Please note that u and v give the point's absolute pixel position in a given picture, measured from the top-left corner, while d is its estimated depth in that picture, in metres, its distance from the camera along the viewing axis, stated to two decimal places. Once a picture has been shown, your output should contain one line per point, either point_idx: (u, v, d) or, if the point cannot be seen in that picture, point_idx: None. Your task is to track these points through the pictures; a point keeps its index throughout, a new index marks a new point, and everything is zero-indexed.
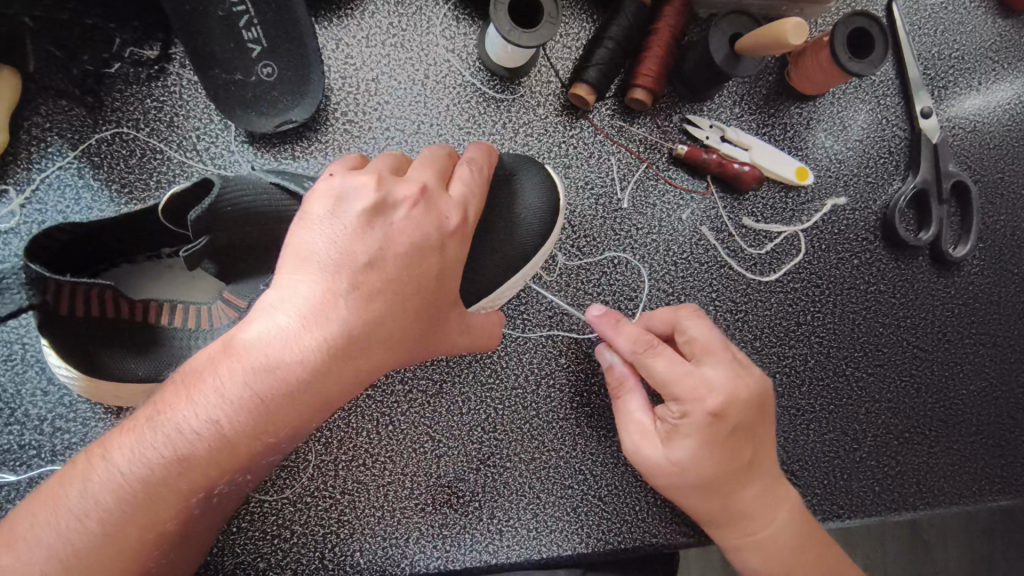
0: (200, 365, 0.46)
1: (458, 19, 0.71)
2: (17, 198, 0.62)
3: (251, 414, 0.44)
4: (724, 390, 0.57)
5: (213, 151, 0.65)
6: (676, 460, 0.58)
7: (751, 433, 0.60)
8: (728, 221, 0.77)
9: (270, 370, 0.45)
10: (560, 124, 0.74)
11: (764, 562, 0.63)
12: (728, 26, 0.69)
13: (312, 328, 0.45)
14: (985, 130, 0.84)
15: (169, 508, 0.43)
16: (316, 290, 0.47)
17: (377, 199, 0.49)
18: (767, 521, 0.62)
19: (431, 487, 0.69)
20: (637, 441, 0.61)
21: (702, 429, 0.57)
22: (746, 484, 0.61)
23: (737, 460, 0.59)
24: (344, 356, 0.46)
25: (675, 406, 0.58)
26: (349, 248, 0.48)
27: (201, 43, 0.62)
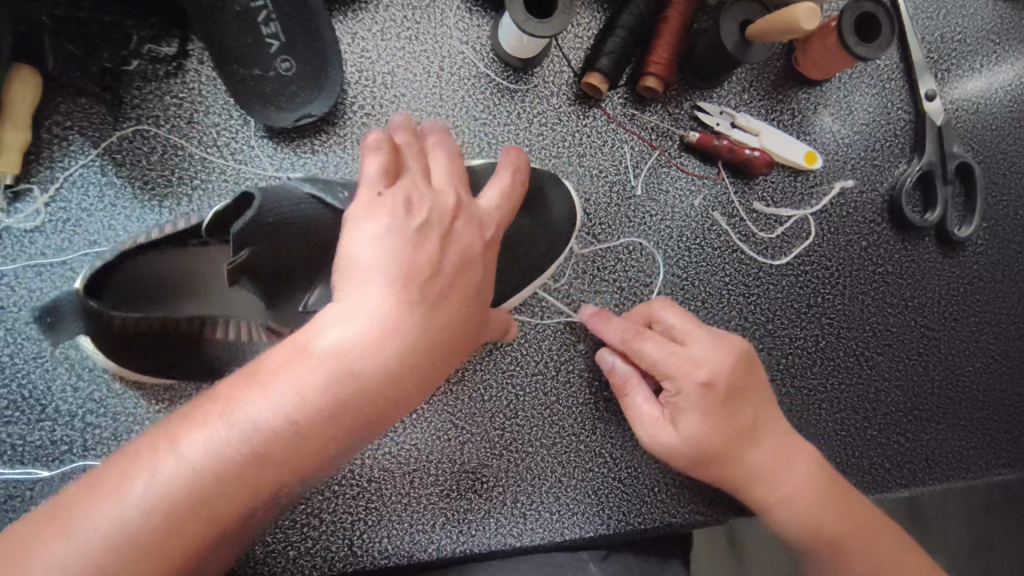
0: (271, 363, 0.44)
1: (471, 12, 0.72)
2: (41, 196, 0.62)
3: (326, 416, 0.43)
4: (708, 364, 0.62)
5: (233, 146, 0.66)
6: (685, 436, 0.62)
7: (744, 399, 0.63)
8: (739, 206, 0.78)
9: (348, 371, 0.44)
10: (573, 113, 0.75)
11: (784, 522, 0.63)
12: (738, 13, 0.70)
13: (387, 338, 0.45)
14: (988, 112, 0.86)
15: (236, 505, 0.41)
16: (385, 302, 0.46)
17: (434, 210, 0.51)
18: (780, 482, 0.63)
19: (456, 473, 0.71)
20: (652, 428, 0.64)
21: (699, 400, 0.61)
22: (752, 449, 0.63)
23: (735, 421, 0.62)
24: (411, 360, 0.46)
25: (670, 385, 0.62)
26: (413, 257, 0.48)
27: (220, 39, 0.62)
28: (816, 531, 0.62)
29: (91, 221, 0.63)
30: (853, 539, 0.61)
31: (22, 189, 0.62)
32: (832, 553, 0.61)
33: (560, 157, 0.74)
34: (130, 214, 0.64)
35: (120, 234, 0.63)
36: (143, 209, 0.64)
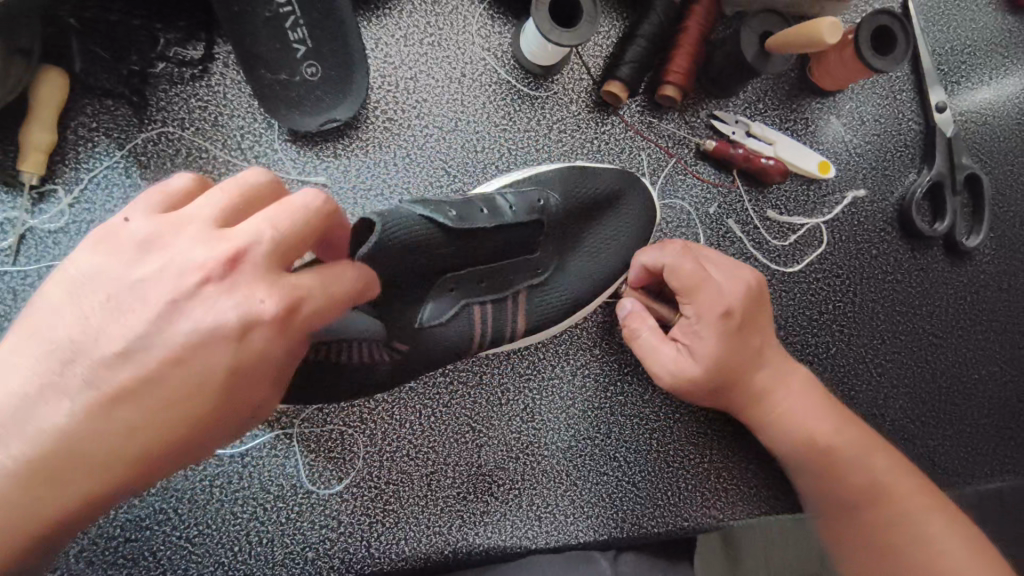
0: (62, 374, 0.35)
1: (493, 18, 0.73)
2: (65, 198, 0.62)
3: (99, 442, 0.35)
4: (728, 292, 0.65)
5: (257, 150, 0.66)
6: (703, 361, 0.64)
7: (757, 322, 0.67)
8: (753, 214, 0.79)
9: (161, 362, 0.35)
10: (592, 120, 0.75)
11: (787, 437, 0.66)
12: (758, 24, 0.71)
13: (182, 354, 0.35)
14: (995, 123, 0.87)
15: (74, 491, 0.36)
16: (186, 315, 0.35)
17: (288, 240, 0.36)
18: (780, 391, 0.67)
19: (473, 476, 0.71)
20: (673, 358, 0.66)
21: (718, 322, 0.64)
22: (759, 364, 0.67)
23: (743, 348, 0.65)
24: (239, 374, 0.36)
25: (693, 308, 0.65)
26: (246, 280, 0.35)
27: (248, 44, 0.62)
28: (814, 443, 0.65)
29: None
30: (848, 451, 0.64)
31: (47, 190, 0.62)
32: (831, 464, 0.64)
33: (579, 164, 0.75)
34: None
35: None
36: None
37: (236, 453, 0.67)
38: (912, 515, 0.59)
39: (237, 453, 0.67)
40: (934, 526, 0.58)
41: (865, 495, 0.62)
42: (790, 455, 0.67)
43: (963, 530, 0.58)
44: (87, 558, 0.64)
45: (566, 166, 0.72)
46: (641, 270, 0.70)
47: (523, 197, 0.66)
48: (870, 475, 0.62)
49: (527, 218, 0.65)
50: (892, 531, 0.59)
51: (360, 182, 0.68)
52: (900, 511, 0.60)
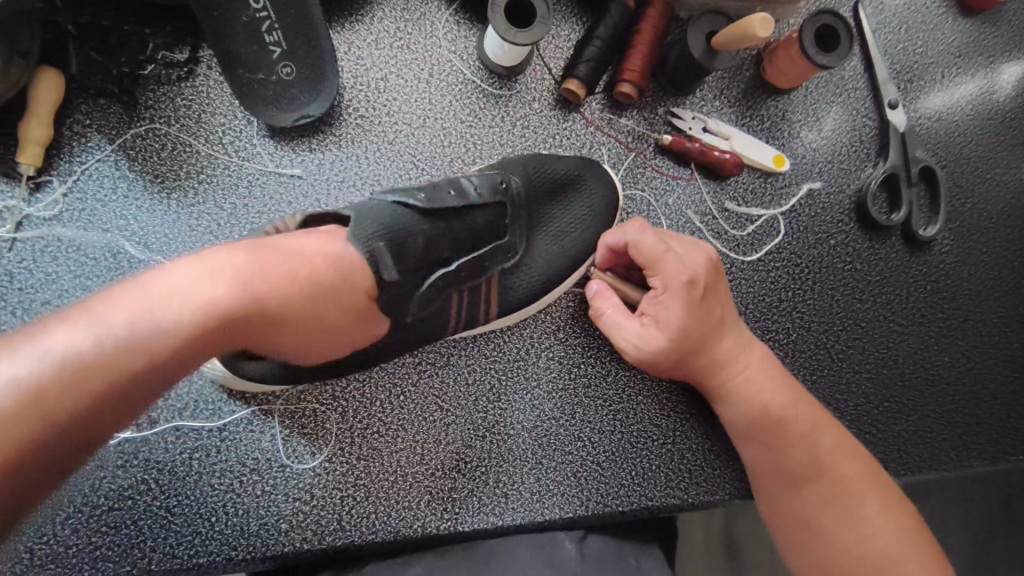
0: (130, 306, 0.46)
1: (459, 24, 0.78)
2: (60, 188, 0.68)
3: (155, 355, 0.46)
4: (691, 264, 0.68)
5: (237, 144, 0.72)
6: (670, 333, 0.67)
7: (717, 294, 0.70)
8: (712, 205, 0.83)
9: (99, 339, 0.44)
10: (554, 117, 0.80)
11: (745, 410, 0.69)
12: (704, 25, 0.76)
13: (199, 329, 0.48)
14: (950, 120, 0.90)
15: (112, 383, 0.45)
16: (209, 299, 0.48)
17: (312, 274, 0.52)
18: (740, 364, 0.70)
19: (440, 453, 0.74)
20: (639, 333, 0.69)
21: (683, 292, 0.67)
22: (721, 335, 0.70)
23: (708, 319, 0.68)
24: (203, 342, 0.48)
25: (660, 280, 0.68)
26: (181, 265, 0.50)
27: (227, 46, 0.68)
28: (770, 416, 0.68)
29: (106, 212, 0.69)
30: (802, 427, 0.68)
31: (43, 181, 0.68)
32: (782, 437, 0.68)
33: None
34: (141, 205, 0.69)
35: (191, 244, 0.70)
36: (153, 200, 0.70)
37: (215, 428, 0.71)
38: (855, 491, 0.66)
39: (215, 428, 0.71)
40: (872, 502, 0.65)
41: (815, 473, 0.66)
42: (747, 427, 0.70)
43: (892, 502, 0.66)
44: (71, 526, 0.67)
45: (527, 154, 0.76)
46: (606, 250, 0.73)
47: (488, 180, 0.69)
48: (818, 453, 0.67)
49: (494, 200, 0.68)
50: (835, 508, 0.65)
51: (332, 174, 0.73)
52: (843, 491, 0.66)
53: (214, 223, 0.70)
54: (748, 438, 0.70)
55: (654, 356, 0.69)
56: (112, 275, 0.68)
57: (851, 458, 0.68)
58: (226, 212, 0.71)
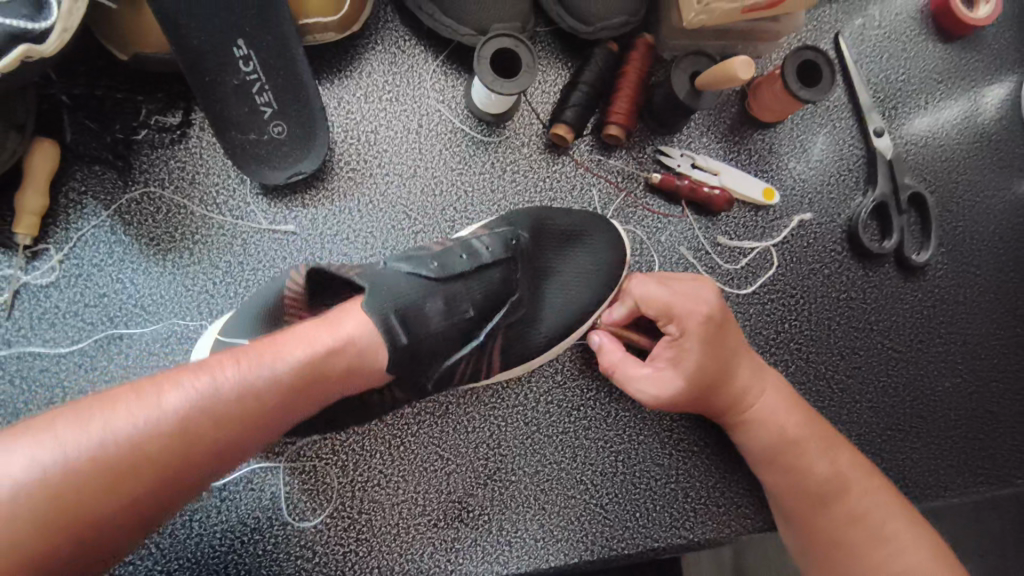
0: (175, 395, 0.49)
1: (446, 74, 0.79)
2: (56, 255, 0.69)
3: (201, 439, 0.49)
4: (705, 303, 0.68)
5: (231, 203, 0.72)
6: (689, 376, 0.67)
7: (733, 328, 0.70)
8: (704, 240, 0.84)
9: (165, 412, 0.48)
10: (543, 161, 0.81)
11: (765, 435, 0.69)
12: (687, 66, 0.77)
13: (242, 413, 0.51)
14: (936, 145, 0.91)
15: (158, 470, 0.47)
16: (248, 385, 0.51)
17: (355, 358, 0.56)
18: (759, 390, 0.70)
19: (442, 503, 0.74)
20: (654, 378, 0.68)
21: (700, 331, 0.66)
22: (739, 373, 0.69)
23: (726, 358, 0.68)
24: (245, 424, 0.51)
25: (676, 325, 0.67)
26: (255, 344, 0.54)
27: (218, 109, 0.68)
28: (789, 438, 0.69)
29: (102, 276, 0.69)
30: (820, 456, 0.68)
31: (40, 249, 0.68)
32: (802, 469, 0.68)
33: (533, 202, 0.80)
34: (137, 267, 0.70)
35: (188, 304, 0.71)
36: (149, 263, 0.70)
37: (216, 487, 0.71)
38: (880, 517, 0.66)
39: (215, 487, 0.71)
40: (901, 526, 0.65)
41: (838, 491, 0.67)
42: (766, 459, 0.70)
43: (917, 524, 0.66)
44: None
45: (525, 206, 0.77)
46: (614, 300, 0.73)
47: (497, 236, 0.69)
48: (839, 469, 0.68)
49: (504, 254, 0.67)
50: (862, 533, 0.65)
51: (326, 228, 0.74)
52: (866, 508, 0.66)
53: (210, 282, 0.71)
54: (769, 464, 0.70)
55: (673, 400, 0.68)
56: (110, 339, 0.69)
57: (873, 483, 0.68)
58: (222, 271, 0.72)
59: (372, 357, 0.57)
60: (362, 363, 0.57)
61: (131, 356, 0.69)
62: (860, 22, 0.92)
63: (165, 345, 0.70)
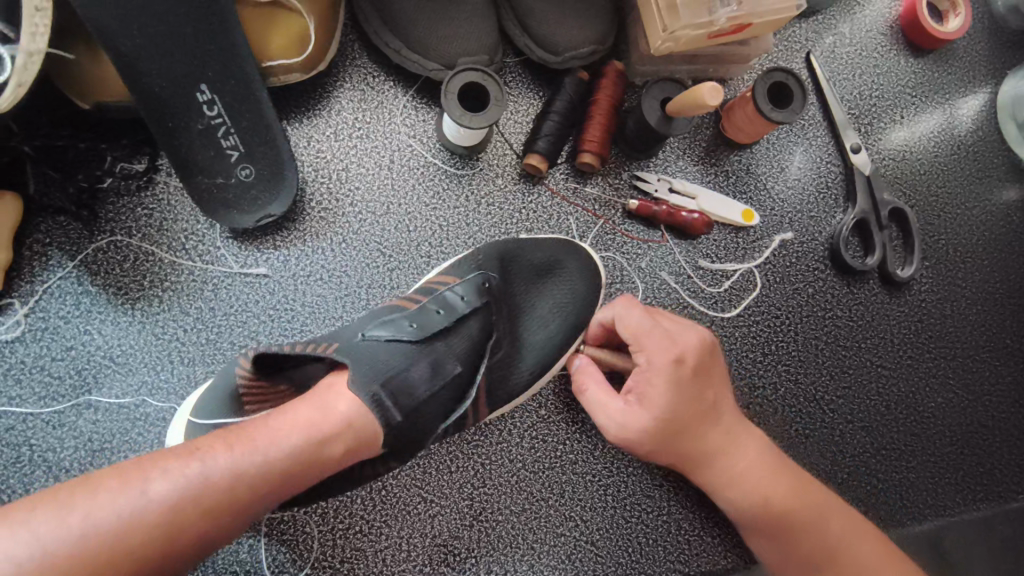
0: (160, 476, 0.45)
1: (416, 108, 0.79)
2: (21, 309, 0.67)
3: (180, 525, 0.44)
4: (678, 343, 0.64)
5: (200, 248, 0.71)
6: (653, 411, 0.63)
7: (711, 375, 0.66)
8: (686, 264, 0.83)
9: (151, 501, 0.44)
10: (518, 191, 0.80)
11: (746, 493, 0.66)
12: (657, 92, 0.76)
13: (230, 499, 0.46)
14: (913, 158, 0.91)
15: (129, 564, 0.43)
16: (241, 465, 0.47)
17: (352, 443, 0.53)
18: (736, 453, 0.67)
19: (427, 547, 0.72)
20: (617, 411, 0.65)
21: (668, 371, 0.63)
22: (712, 430, 0.66)
23: (698, 410, 0.64)
24: (231, 512, 0.46)
25: (643, 357, 0.64)
26: (251, 425, 0.50)
27: (183, 155, 0.67)
28: (773, 501, 0.65)
29: (69, 328, 0.68)
30: (802, 516, 0.65)
31: (4, 303, 0.67)
32: (783, 528, 0.65)
33: (509, 233, 0.79)
34: (105, 318, 0.69)
35: (159, 353, 0.69)
36: (117, 312, 0.69)
37: None
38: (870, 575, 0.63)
39: None
40: None
41: (824, 555, 0.64)
42: (746, 519, 0.67)
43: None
44: None
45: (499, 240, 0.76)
46: (598, 327, 0.71)
47: (470, 283, 0.67)
48: (827, 533, 0.65)
49: (480, 302, 0.66)
50: None
51: (298, 269, 0.73)
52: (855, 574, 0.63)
53: (181, 329, 0.70)
54: (749, 525, 0.67)
55: (638, 437, 0.64)
56: (78, 393, 0.67)
57: (858, 537, 0.66)
58: (192, 317, 0.70)
59: (369, 439, 0.54)
60: (360, 447, 0.53)
61: (100, 410, 0.67)
62: (830, 39, 0.91)
63: (135, 397, 0.68)
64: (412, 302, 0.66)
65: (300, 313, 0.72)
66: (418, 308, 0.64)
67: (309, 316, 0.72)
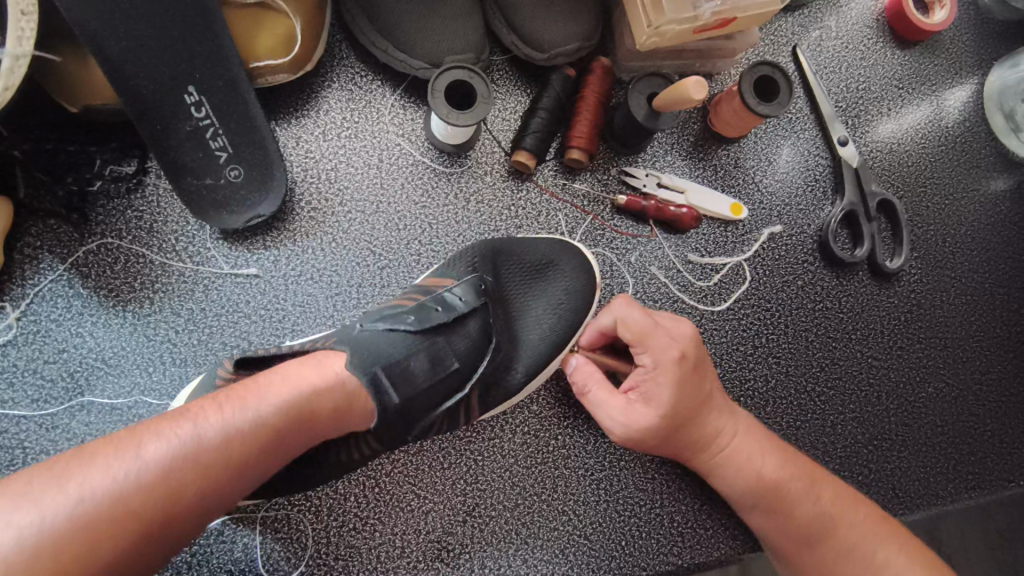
0: (159, 435, 0.46)
1: (405, 107, 0.79)
2: (12, 313, 0.68)
3: (185, 482, 0.45)
4: (678, 338, 0.65)
5: (191, 249, 0.72)
6: (661, 408, 0.63)
7: (706, 364, 0.67)
8: (675, 259, 0.83)
9: (152, 459, 0.45)
10: (508, 188, 0.80)
11: (741, 477, 0.68)
12: (644, 88, 0.76)
13: (231, 453, 0.48)
14: (902, 150, 0.91)
15: (140, 521, 0.43)
16: (237, 422, 0.49)
17: (342, 398, 0.55)
18: (731, 434, 0.68)
19: (421, 543, 0.72)
20: (623, 410, 0.65)
21: (673, 367, 0.63)
22: (711, 414, 0.67)
23: (699, 397, 0.65)
24: (235, 465, 0.48)
25: (648, 357, 0.64)
26: (236, 386, 0.51)
27: (172, 157, 0.67)
28: (768, 482, 0.67)
29: (61, 331, 0.68)
30: (800, 491, 0.67)
31: None
32: (781, 504, 0.67)
33: (498, 230, 0.79)
34: (97, 320, 0.69)
35: (151, 355, 0.69)
36: (109, 314, 0.69)
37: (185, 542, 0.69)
38: (869, 543, 0.65)
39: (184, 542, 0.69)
40: (893, 550, 0.64)
41: (822, 534, 0.66)
42: (745, 497, 0.68)
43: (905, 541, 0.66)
44: None
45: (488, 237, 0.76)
46: (595, 330, 0.70)
47: (469, 283, 0.67)
48: (824, 510, 0.66)
49: (478, 302, 0.65)
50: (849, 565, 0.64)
51: (289, 269, 0.73)
52: (852, 550, 0.65)
53: (172, 331, 0.70)
54: (748, 503, 0.68)
55: (645, 434, 0.64)
56: (71, 395, 0.67)
57: (854, 510, 0.67)
58: (184, 318, 0.70)
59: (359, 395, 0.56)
60: (350, 403, 0.55)
61: (93, 412, 0.67)
62: (817, 33, 0.92)
63: (128, 399, 0.68)
64: (412, 298, 0.66)
65: (291, 313, 0.72)
66: (418, 304, 0.63)
67: (300, 316, 0.73)
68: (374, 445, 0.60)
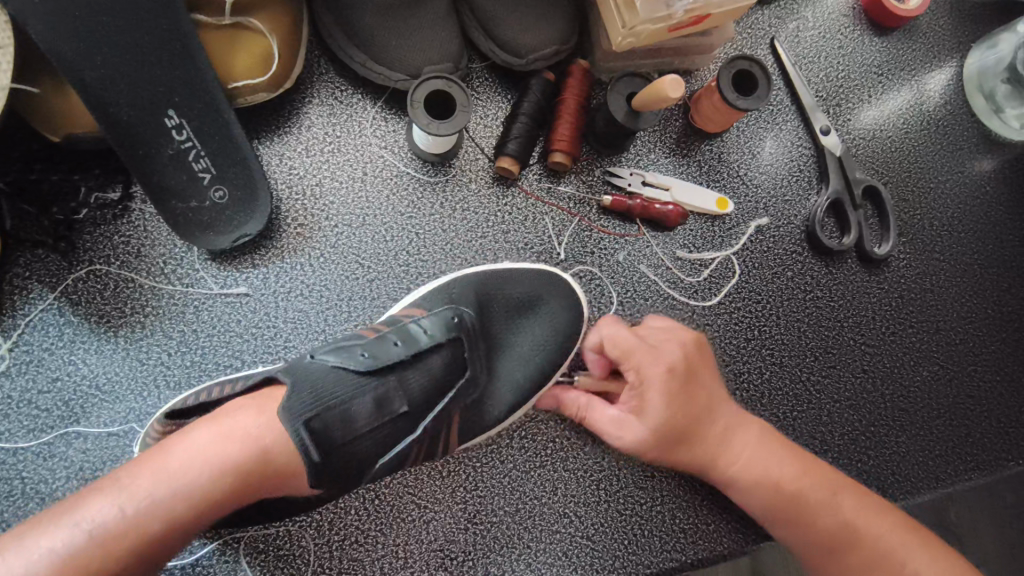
0: (85, 509, 0.49)
1: (386, 119, 0.79)
2: (5, 344, 0.68)
3: (108, 552, 0.48)
4: (666, 350, 0.66)
5: (179, 272, 0.72)
6: (655, 423, 0.63)
7: (702, 372, 0.66)
8: (664, 256, 0.83)
9: (80, 533, 0.48)
10: (493, 195, 0.81)
11: (755, 491, 0.67)
12: (623, 88, 0.77)
13: (156, 519, 0.50)
14: (884, 136, 0.92)
15: None
16: (160, 488, 0.51)
17: (263, 461, 0.54)
18: (737, 448, 0.67)
19: (424, 553, 0.73)
20: (619, 426, 0.66)
21: (661, 381, 0.64)
22: (713, 424, 0.66)
23: (696, 407, 0.65)
24: (159, 529, 0.50)
25: (633, 374, 0.65)
26: (165, 447, 0.53)
27: (155, 180, 0.68)
28: (783, 492, 0.66)
29: (54, 359, 0.68)
30: (817, 498, 0.66)
31: None
32: (800, 513, 0.66)
33: (485, 236, 0.80)
34: (89, 347, 0.69)
35: (144, 379, 0.70)
36: (101, 341, 0.70)
37: (187, 563, 0.69)
38: (892, 551, 0.63)
39: (187, 565, 0.69)
40: (913, 556, 0.63)
41: (847, 540, 0.64)
42: (763, 511, 0.67)
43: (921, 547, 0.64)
44: None
45: (477, 271, 0.75)
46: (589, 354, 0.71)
47: (437, 318, 0.68)
48: (842, 518, 0.65)
49: (444, 337, 0.66)
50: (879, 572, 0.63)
51: (278, 286, 0.74)
52: (876, 559, 0.63)
53: (165, 353, 0.70)
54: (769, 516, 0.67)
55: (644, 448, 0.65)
56: (66, 423, 0.67)
57: (874, 511, 0.66)
58: (176, 340, 0.71)
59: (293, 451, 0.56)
60: (270, 467, 0.55)
61: (90, 439, 0.68)
62: (794, 24, 0.92)
63: (124, 424, 0.68)
64: (374, 331, 0.67)
65: (282, 330, 0.73)
66: (379, 338, 0.65)
67: (292, 332, 0.73)
68: (370, 459, 0.60)
